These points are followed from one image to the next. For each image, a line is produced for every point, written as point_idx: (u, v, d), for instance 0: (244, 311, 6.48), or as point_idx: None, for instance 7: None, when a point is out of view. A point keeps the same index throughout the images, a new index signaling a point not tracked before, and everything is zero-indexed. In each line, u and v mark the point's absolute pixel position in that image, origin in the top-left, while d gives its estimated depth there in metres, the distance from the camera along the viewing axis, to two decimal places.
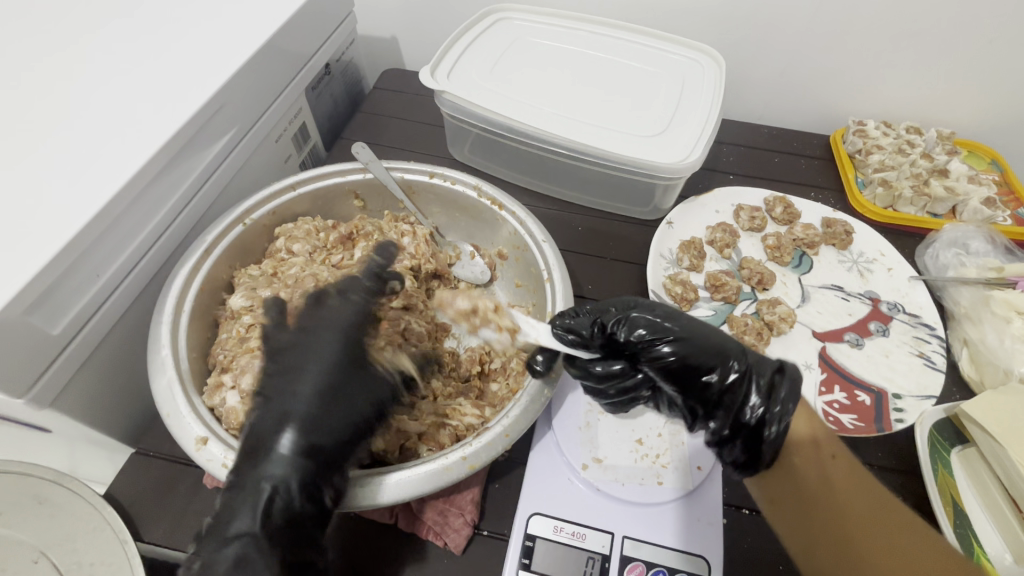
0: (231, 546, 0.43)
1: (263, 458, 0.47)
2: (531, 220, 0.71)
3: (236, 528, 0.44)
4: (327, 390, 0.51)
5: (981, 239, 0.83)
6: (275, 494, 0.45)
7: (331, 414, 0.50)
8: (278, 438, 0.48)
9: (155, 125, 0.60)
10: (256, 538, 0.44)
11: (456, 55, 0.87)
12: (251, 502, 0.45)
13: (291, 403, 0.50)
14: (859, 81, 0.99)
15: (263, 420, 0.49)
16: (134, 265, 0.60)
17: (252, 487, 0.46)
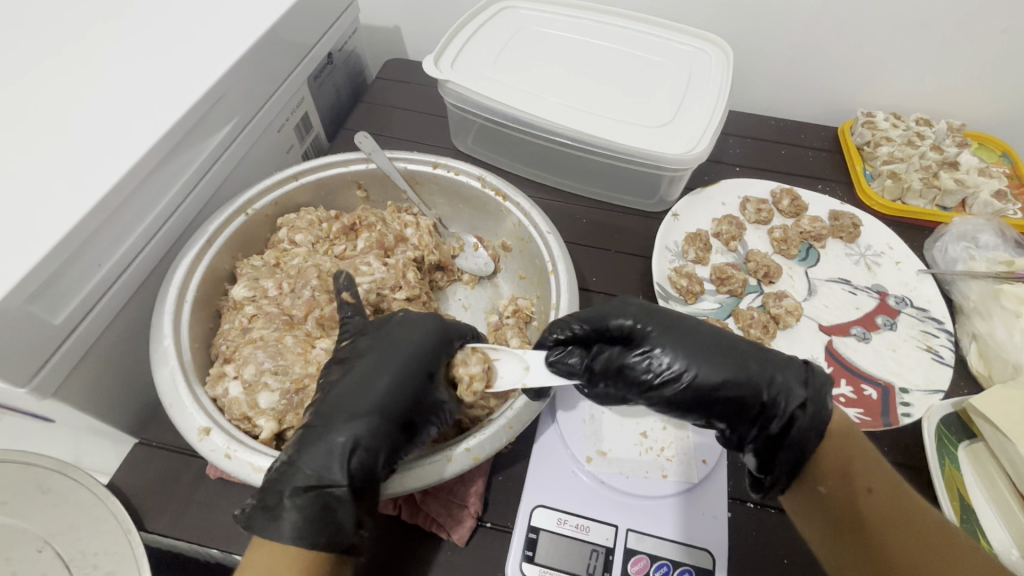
0: (298, 503, 0.44)
1: (344, 420, 0.47)
2: (536, 211, 0.70)
3: (311, 484, 0.45)
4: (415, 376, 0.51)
5: (991, 232, 0.82)
6: (350, 462, 0.46)
7: (408, 393, 0.50)
8: (358, 406, 0.48)
9: (156, 113, 0.60)
10: (338, 496, 0.45)
11: (460, 44, 0.86)
12: (323, 461, 0.45)
13: (362, 387, 0.49)
14: (868, 72, 0.97)
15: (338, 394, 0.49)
16: (136, 255, 0.60)
17: (325, 446, 0.46)
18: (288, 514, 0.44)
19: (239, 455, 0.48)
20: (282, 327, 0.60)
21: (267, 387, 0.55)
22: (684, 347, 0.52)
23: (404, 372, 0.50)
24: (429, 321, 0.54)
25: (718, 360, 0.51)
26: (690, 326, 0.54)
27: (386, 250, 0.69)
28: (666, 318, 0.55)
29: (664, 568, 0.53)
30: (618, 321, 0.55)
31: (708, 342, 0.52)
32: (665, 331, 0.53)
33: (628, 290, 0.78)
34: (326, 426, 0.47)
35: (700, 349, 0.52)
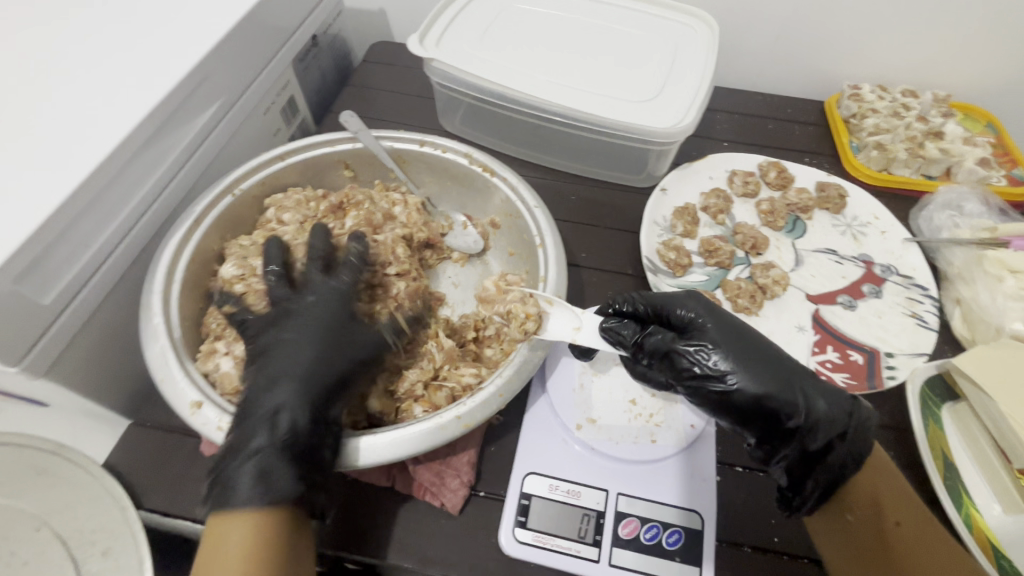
0: (245, 466, 0.45)
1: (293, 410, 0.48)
2: (523, 186, 0.71)
3: (253, 448, 0.46)
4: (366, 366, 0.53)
5: (975, 200, 0.83)
6: (278, 428, 0.47)
7: (327, 362, 0.51)
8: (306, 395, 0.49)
9: (137, 94, 0.59)
10: (274, 457, 0.45)
11: (444, 22, 0.86)
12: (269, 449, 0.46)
13: (285, 360, 0.50)
14: (855, 44, 0.97)
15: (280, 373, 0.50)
16: (124, 236, 0.60)
17: (257, 417, 0.47)
18: (240, 481, 0.44)
19: (231, 428, 0.49)
20: None
21: None
22: (735, 352, 0.52)
23: (310, 341, 0.51)
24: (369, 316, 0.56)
25: (762, 369, 0.51)
26: (752, 343, 0.54)
27: (374, 228, 0.69)
28: (731, 331, 0.54)
29: (654, 529, 0.54)
30: (677, 314, 0.57)
31: (757, 353, 0.53)
32: (718, 339, 0.54)
33: (617, 265, 0.79)
34: (263, 408, 0.48)
35: (750, 361, 0.52)
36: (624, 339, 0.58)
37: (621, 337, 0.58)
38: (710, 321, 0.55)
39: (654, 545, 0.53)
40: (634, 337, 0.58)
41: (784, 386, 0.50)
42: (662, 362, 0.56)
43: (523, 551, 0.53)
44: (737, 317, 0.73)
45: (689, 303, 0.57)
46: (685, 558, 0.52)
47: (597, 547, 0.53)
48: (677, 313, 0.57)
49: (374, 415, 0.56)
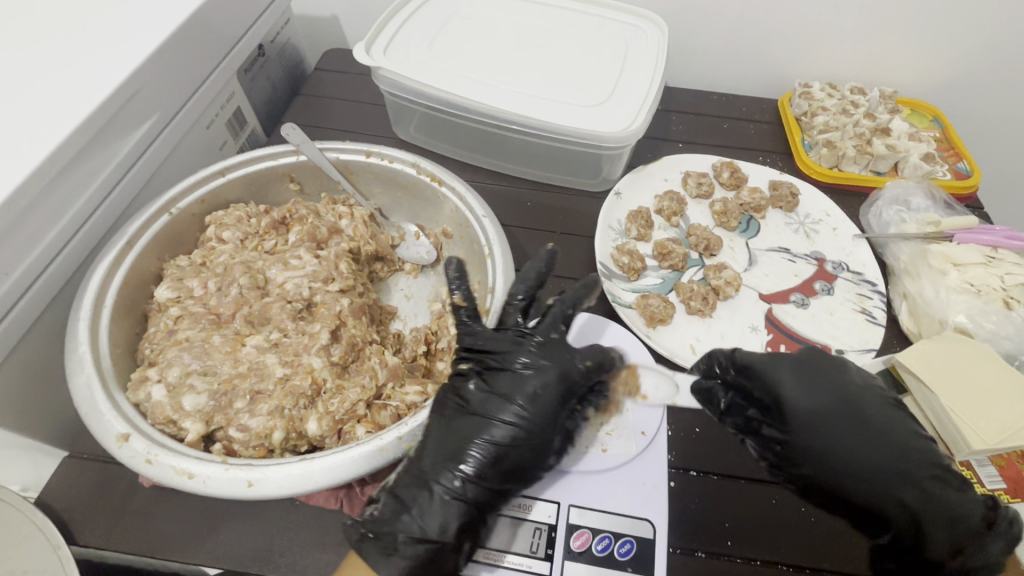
0: (415, 549, 0.49)
1: (455, 474, 0.52)
2: (471, 195, 0.70)
3: (423, 535, 0.50)
4: (529, 430, 0.54)
5: (921, 194, 0.84)
6: (461, 511, 0.51)
7: (519, 438, 0.53)
8: (469, 460, 0.52)
9: (61, 110, 0.56)
10: (446, 545, 0.50)
11: (393, 30, 0.84)
12: (434, 513, 0.50)
13: (468, 441, 0.53)
14: (804, 44, 0.98)
15: (454, 437, 0.53)
16: (50, 261, 0.57)
17: (437, 500, 0.51)
18: (408, 551, 0.49)
19: (161, 459, 0.47)
20: (210, 326, 0.58)
21: (192, 389, 0.53)
22: (806, 423, 0.54)
23: (506, 412, 0.54)
24: (542, 367, 0.55)
25: (836, 439, 0.53)
26: (854, 418, 0.54)
27: (318, 243, 0.68)
28: (827, 398, 0.55)
29: (606, 540, 0.54)
30: (769, 377, 0.56)
31: (841, 420, 0.54)
32: (838, 403, 0.55)
33: (572, 270, 0.78)
34: (431, 474, 0.52)
35: (820, 429, 0.54)
36: (710, 401, 0.61)
37: (705, 393, 0.61)
38: (811, 386, 0.56)
39: (606, 556, 0.53)
40: (724, 398, 0.60)
41: (865, 467, 0.52)
42: (752, 422, 0.58)
43: (474, 570, 0.52)
44: (691, 320, 0.74)
45: (789, 365, 0.57)
46: (637, 568, 0.52)
47: (549, 562, 0.52)
48: (793, 371, 0.56)
49: (313, 439, 0.53)
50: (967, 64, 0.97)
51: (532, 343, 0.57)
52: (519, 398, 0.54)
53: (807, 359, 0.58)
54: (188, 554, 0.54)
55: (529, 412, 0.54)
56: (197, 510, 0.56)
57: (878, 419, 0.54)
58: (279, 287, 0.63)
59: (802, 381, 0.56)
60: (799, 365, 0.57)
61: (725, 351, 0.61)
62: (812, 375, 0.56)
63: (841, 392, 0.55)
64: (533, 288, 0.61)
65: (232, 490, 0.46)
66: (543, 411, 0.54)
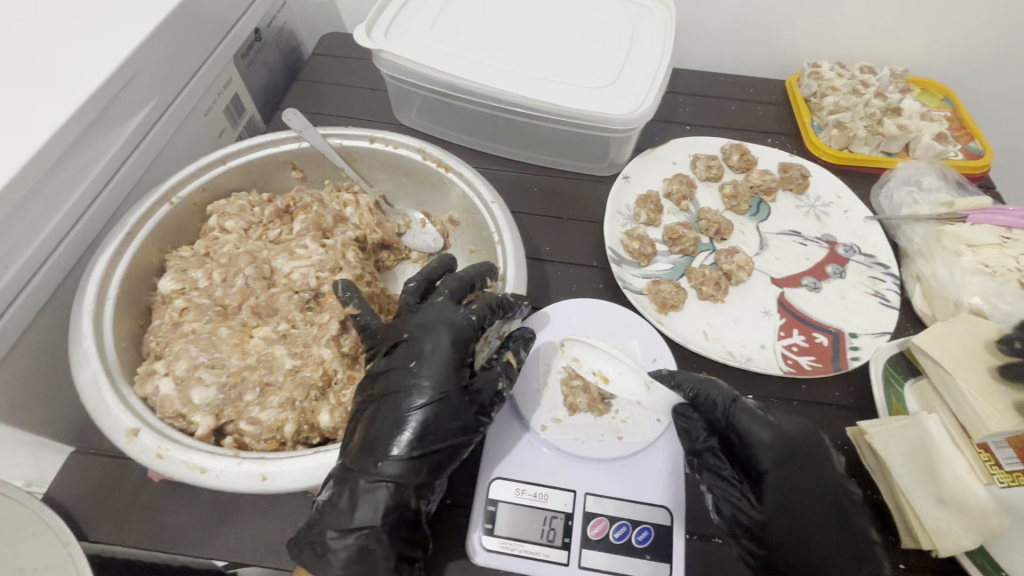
0: (343, 544, 0.46)
1: (378, 462, 0.48)
2: (479, 180, 0.69)
3: (348, 527, 0.46)
4: (440, 393, 0.50)
5: (933, 174, 0.83)
6: (383, 503, 0.47)
7: (435, 398, 0.50)
8: (392, 444, 0.48)
9: (52, 99, 0.54)
10: (377, 536, 0.46)
11: (393, 12, 0.82)
12: (364, 503, 0.47)
13: (382, 425, 0.49)
14: (813, 23, 0.96)
15: (376, 424, 0.49)
16: (49, 253, 0.56)
17: (352, 491, 0.47)
18: (336, 552, 0.46)
19: (171, 454, 0.46)
20: (215, 318, 0.57)
21: (201, 382, 0.52)
22: (776, 490, 0.52)
23: (421, 379, 0.50)
24: (441, 330, 0.53)
25: (809, 509, 0.51)
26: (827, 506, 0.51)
27: (323, 232, 0.67)
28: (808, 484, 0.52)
29: (624, 528, 0.53)
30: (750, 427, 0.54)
31: (815, 494, 0.51)
32: (818, 477, 0.52)
33: (580, 256, 0.77)
34: (360, 465, 0.48)
35: (793, 496, 0.52)
36: (688, 435, 0.57)
37: (683, 431, 0.57)
38: (794, 459, 0.52)
39: (623, 544, 0.52)
40: (701, 443, 0.55)
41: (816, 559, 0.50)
42: (720, 483, 0.53)
43: (491, 559, 0.52)
44: (703, 305, 0.73)
45: (789, 437, 0.53)
46: (655, 556, 0.52)
47: (567, 550, 0.52)
48: (775, 443, 0.53)
49: (327, 431, 0.53)
50: (980, 41, 0.95)
51: (436, 311, 0.55)
52: (422, 360, 0.51)
53: (796, 431, 0.54)
54: (201, 549, 0.53)
55: (438, 376, 0.51)
56: (209, 504, 0.55)
57: (843, 505, 0.51)
58: (285, 278, 0.61)
59: (798, 447, 0.53)
60: (791, 440, 0.53)
61: (728, 399, 0.55)
62: (801, 447, 0.53)
63: (817, 470, 0.52)
64: (431, 274, 0.61)
65: (246, 484, 0.45)
66: (447, 370, 0.51)
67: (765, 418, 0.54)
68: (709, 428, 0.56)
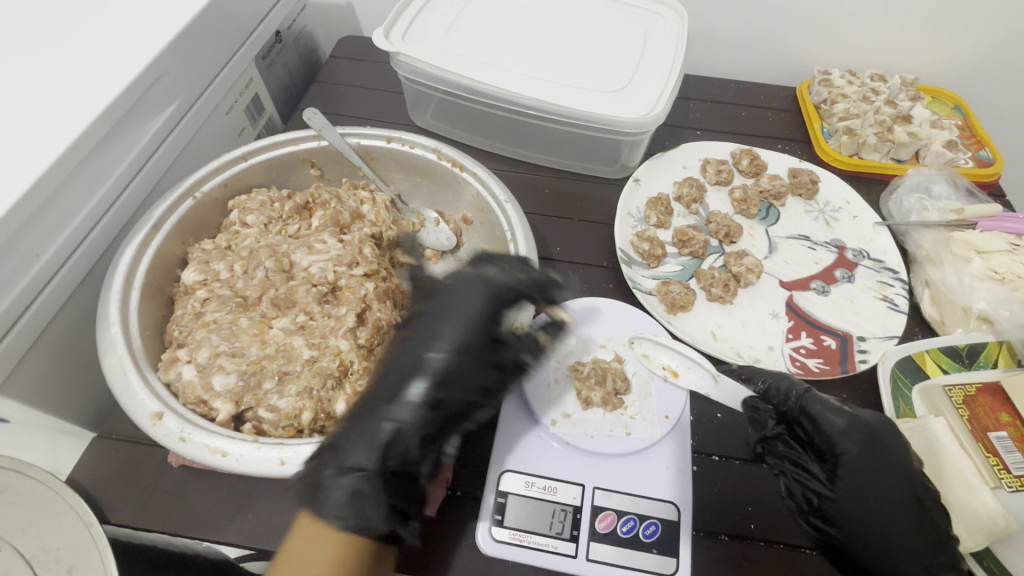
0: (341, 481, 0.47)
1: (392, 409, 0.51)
2: (493, 180, 0.70)
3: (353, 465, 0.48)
4: (455, 355, 0.55)
5: (943, 181, 0.84)
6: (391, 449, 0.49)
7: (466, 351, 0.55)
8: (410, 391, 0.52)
9: (87, 95, 0.56)
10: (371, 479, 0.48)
11: (410, 16, 0.84)
12: (377, 442, 0.49)
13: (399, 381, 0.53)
14: (824, 30, 0.97)
15: (394, 374, 0.54)
16: (78, 243, 0.58)
17: (370, 430, 0.50)
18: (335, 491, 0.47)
19: (194, 438, 0.48)
20: (236, 309, 0.59)
21: (222, 370, 0.54)
22: (859, 474, 0.52)
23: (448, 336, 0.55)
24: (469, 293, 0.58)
25: (878, 492, 0.52)
26: (886, 483, 0.52)
27: (341, 228, 0.69)
28: (874, 467, 0.52)
29: (631, 522, 0.54)
30: (823, 417, 0.54)
31: (893, 477, 0.52)
32: (895, 462, 0.53)
33: (591, 257, 0.78)
34: (377, 414, 0.51)
35: (872, 481, 0.52)
36: (757, 424, 0.58)
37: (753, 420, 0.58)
38: (870, 447, 0.53)
39: (631, 537, 0.53)
40: (772, 431, 0.56)
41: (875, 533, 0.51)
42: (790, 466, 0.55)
43: (501, 550, 0.53)
44: (712, 307, 0.74)
45: (863, 425, 0.54)
46: (662, 550, 0.52)
47: (574, 543, 0.53)
48: (850, 430, 0.54)
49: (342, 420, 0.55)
50: (990, 50, 0.95)
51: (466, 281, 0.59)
52: (453, 319, 0.56)
53: (873, 422, 0.55)
54: (219, 533, 0.54)
55: (458, 336, 0.56)
56: (227, 490, 0.57)
57: (917, 491, 0.52)
58: (304, 271, 0.63)
59: (871, 435, 0.54)
60: (866, 426, 0.54)
61: (798, 391, 0.55)
62: (877, 436, 0.54)
63: (894, 453, 0.53)
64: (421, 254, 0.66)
65: (265, 467, 0.47)
66: (467, 334, 0.56)
67: (839, 406, 0.55)
68: (778, 418, 0.57)
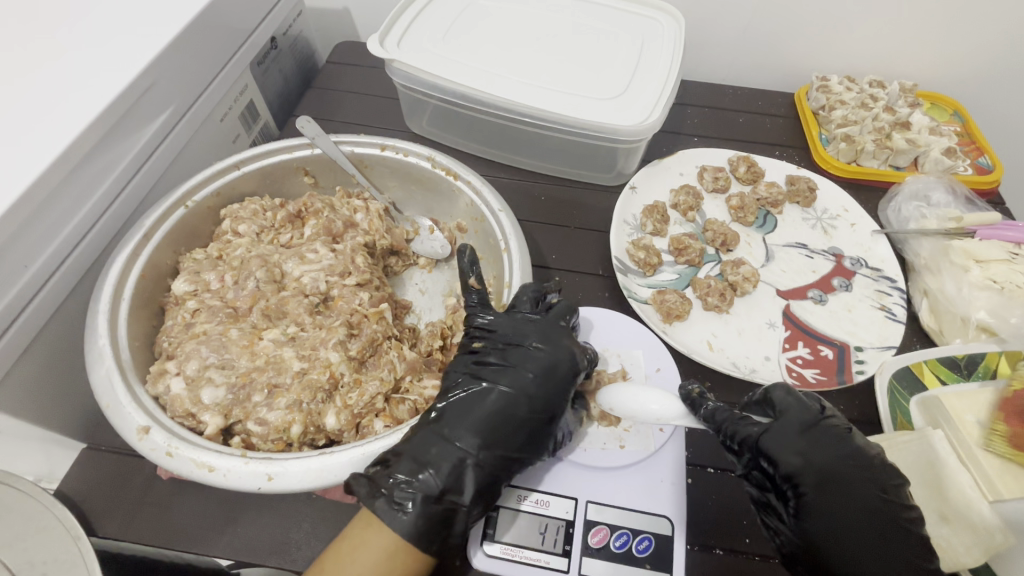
0: (416, 512, 0.48)
1: (463, 443, 0.51)
2: (487, 188, 0.70)
3: (432, 496, 0.49)
4: (525, 400, 0.54)
5: (942, 189, 0.83)
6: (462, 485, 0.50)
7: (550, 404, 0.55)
8: (480, 429, 0.52)
9: (77, 104, 0.56)
10: (457, 513, 0.49)
11: (406, 22, 0.84)
12: (447, 470, 0.50)
13: (468, 420, 0.53)
14: (822, 36, 0.96)
15: (459, 412, 0.54)
16: (68, 253, 0.57)
17: (450, 461, 0.50)
18: (412, 517, 0.48)
19: (181, 452, 0.47)
20: (227, 320, 0.58)
21: (211, 382, 0.53)
22: (817, 518, 0.49)
23: (523, 381, 0.55)
24: (554, 348, 0.57)
25: (842, 533, 0.48)
26: (848, 523, 0.48)
27: (334, 237, 0.68)
28: (836, 506, 0.49)
29: (624, 537, 0.53)
30: (773, 460, 0.50)
31: (853, 516, 0.49)
32: (855, 501, 0.49)
33: (586, 265, 0.77)
34: (447, 447, 0.51)
35: (831, 527, 0.48)
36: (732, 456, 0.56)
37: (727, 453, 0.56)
38: (827, 486, 0.49)
39: (624, 552, 0.52)
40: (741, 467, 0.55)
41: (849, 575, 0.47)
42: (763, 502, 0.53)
43: (492, 564, 0.52)
44: (708, 316, 0.73)
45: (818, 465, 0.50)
46: (655, 565, 0.52)
47: (567, 557, 0.52)
48: (805, 470, 0.50)
49: (332, 433, 0.54)
50: (989, 55, 0.95)
51: (529, 324, 0.59)
52: (541, 367, 0.56)
53: (832, 460, 0.50)
54: (207, 546, 0.54)
55: (533, 383, 0.55)
56: (216, 503, 0.56)
57: (885, 529, 0.48)
58: (295, 281, 0.63)
59: (830, 473, 0.50)
60: (822, 465, 0.50)
61: (749, 433, 0.52)
62: (835, 474, 0.50)
63: (854, 491, 0.49)
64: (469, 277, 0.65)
65: (252, 484, 0.46)
66: (548, 380, 0.56)
67: (795, 442, 0.51)
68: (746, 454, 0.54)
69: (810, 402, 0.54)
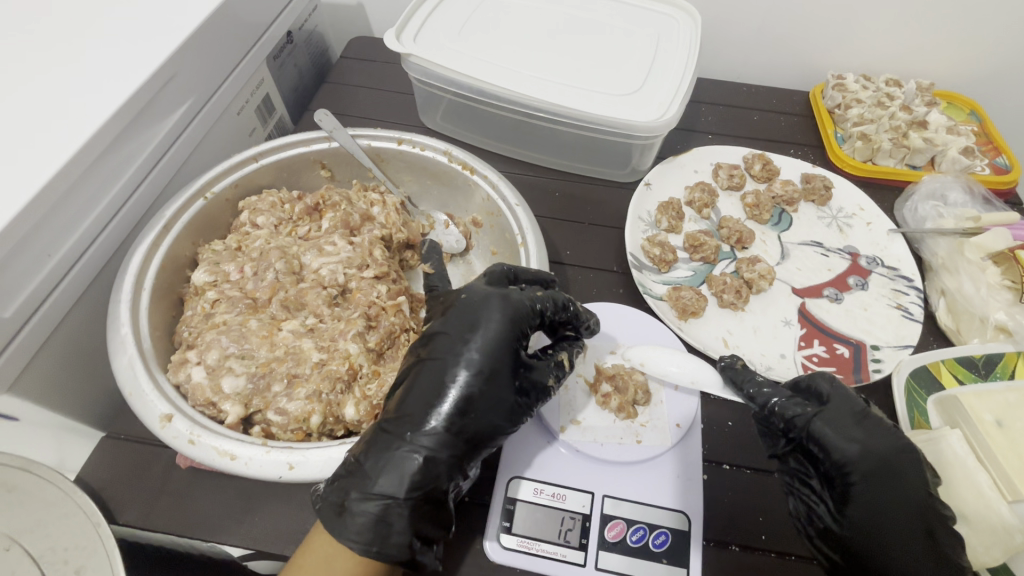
0: (363, 508, 0.47)
1: (413, 431, 0.49)
2: (503, 183, 0.69)
3: (375, 492, 0.47)
4: (479, 379, 0.51)
5: (959, 188, 0.82)
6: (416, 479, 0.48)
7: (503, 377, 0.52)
8: (429, 416, 0.49)
9: (101, 95, 0.56)
10: (396, 510, 0.47)
11: (422, 17, 0.84)
12: (395, 470, 0.48)
13: (422, 406, 0.50)
14: (839, 34, 0.96)
15: (417, 399, 0.51)
16: (90, 242, 0.58)
17: (394, 456, 0.48)
18: (355, 520, 0.46)
19: (203, 440, 0.48)
20: (246, 311, 0.59)
21: (231, 372, 0.54)
22: (863, 502, 0.49)
23: (472, 358, 0.52)
24: (504, 314, 0.54)
25: (884, 522, 0.48)
26: (894, 512, 0.48)
27: (351, 230, 0.68)
28: (883, 494, 0.49)
29: (640, 531, 0.53)
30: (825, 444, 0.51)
31: (896, 507, 0.48)
32: (904, 493, 0.49)
33: (600, 261, 0.77)
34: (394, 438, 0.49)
35: (877, 514, 0.48)
36: (770, 440, 0.57)
37: (767, 436, 0.57)
38: (881, 475, 0.49)
39: (640, 547, 0.52)
40: (781, 449, 0.55)
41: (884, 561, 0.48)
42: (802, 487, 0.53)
43: (509, 557, 0.52)
44: (723, 313, 0.73)
45: (875, 454, 0.50)
46: (672, 561, 0.52)
47: (584, 551, 0.52)
48: (862, 458, 0.50)
49: (351, 424, 0.54)
50: (1009, 55, 0.94)
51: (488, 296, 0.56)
52: (488, 340, 0.53)
53: (893, 449, 0.50)
54: (225, 535, 0.54)
55: (475, 358, 0.52)
56: (234, 492, 0.56)
57: (929, 523, 0.48)
58: (314, 273, 0.63)
59: (886, 463, 0.49)
60: (880, 454, 0.50)
61: (805, 414, 0.52)
62: (890, 465, 0.49)
63: (907, 484, 0.49)
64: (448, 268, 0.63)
65: (274, 471, 0.47)
66: (496, 352, 0.53)
67: (851, 429, 0.51)
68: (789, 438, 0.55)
69: (856, 395, 0.54)
